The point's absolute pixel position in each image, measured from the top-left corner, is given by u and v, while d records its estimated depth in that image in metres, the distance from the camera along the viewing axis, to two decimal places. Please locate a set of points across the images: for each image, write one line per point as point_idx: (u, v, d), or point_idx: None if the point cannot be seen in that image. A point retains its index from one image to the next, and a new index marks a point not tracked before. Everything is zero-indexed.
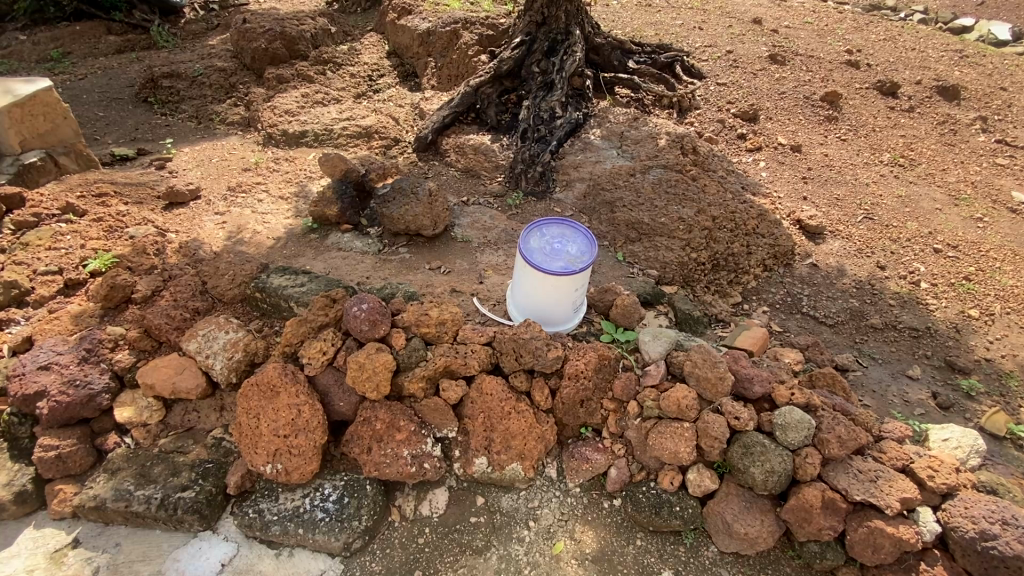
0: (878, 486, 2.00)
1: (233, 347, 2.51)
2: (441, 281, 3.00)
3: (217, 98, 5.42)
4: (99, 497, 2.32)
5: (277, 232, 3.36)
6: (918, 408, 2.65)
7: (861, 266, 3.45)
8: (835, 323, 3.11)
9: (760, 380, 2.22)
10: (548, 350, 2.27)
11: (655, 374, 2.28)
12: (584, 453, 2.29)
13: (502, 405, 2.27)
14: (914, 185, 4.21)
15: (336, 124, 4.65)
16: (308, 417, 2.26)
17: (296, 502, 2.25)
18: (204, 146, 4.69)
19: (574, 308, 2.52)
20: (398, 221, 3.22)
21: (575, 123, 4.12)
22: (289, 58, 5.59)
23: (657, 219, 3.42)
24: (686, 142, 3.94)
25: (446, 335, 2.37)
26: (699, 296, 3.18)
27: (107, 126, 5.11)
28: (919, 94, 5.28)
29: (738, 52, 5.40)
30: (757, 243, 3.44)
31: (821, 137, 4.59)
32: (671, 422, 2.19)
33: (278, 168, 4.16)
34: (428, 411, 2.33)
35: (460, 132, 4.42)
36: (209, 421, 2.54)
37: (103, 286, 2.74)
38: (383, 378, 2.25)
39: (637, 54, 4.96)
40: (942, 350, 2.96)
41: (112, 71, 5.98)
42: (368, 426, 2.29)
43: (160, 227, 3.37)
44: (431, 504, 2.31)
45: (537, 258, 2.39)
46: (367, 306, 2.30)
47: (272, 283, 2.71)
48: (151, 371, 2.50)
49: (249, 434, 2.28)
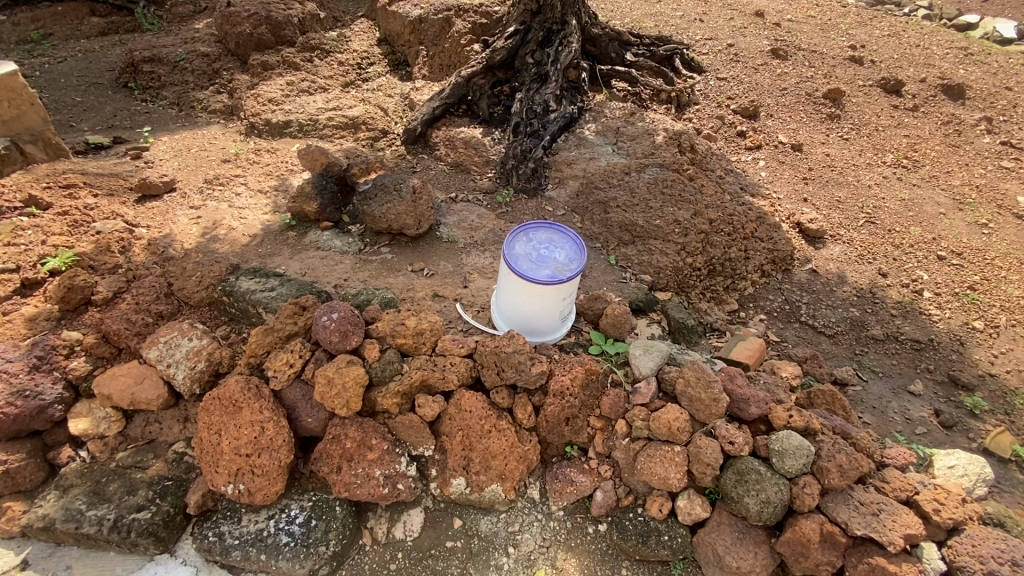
0: (880, 520, 1.80)
1: (195, 356, 2.35)
2: (423, 284, 2.87)
3: (199, 85, 5.20)
4: (47, 518, 2.15)
5: (255, 229, 3.22)
6: (920, 426, 2.53)
7: (862, 273, 3.34)
8: (834, 333, 3.01)
9: (757, 400, 2.03)
10: (531, 365, 2.13)
11: (646, 393, 2.12)
12: (568, 475, 2.14)
13: (481, 422, 2.12)
14: (918, 188, 4.10)
15: (322, 114, 4.47)
16: (272, 435, 2.05)
17: (259, 525, 2.08)
18: (184, 134, 4.50)
19: (562, 316, 2.38)
20: (380, 220, 3.09)
21: (569, 118, 3.99)
22: (275, 44, 5.35)
23: (652, 222, 3.28)
24: (684, 139, 3.78)
25: (424, 347, 2.21)
26: (694, 303, 3.07)
27: (84, 113, 4.92)
28: (924, 92, 5.14)
29: (739, 46, 5.21)
30: (755, 247, 3.32)
31: (823, 135, 4.48)
32: (661, 445, 2.01)
33: (259, 160, 3.99)
34: (403, 429, 2.17)
35: (451, 124, 4.23)
36: (171, 433, 2.39)
37: (60, 287, 2.58)
38: (353, 394, 2.08)
39: (635, 45, 4.79)
40: (945, 363, 2.84)
41: (94, 54, 5.75)
42: (336, 444, 2.11)
43: (130, 221, 3.21)
44: (405, 527, 2.15)
45: (523, 266, 2.25)
46: (338, 316, 2.13)
47: (242, 286, 2.55)
48: (109, 380, 2.36)
49: (211, 452, 2.09)
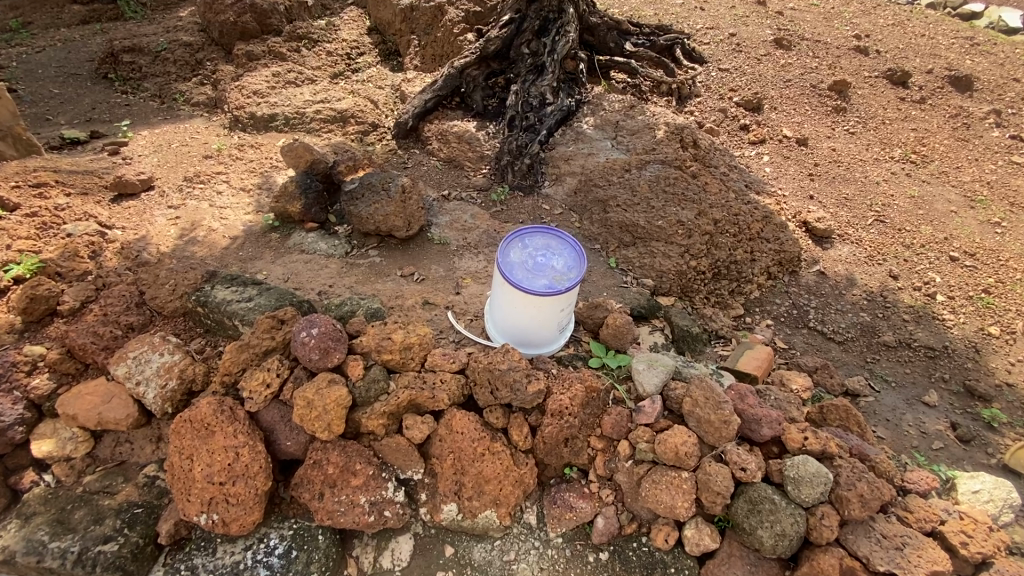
0: (904, 555, 1.67)
1: (167, 374, 2.19)
2: (413, 290, 2.71)
3: (182, 77, 4.97)
4: (8, 549, 2.02)
5: (236, 230, 3.05)
6: (937, 441, 2.41)
7: (872, 275, 3.20)
8: (844, 340, 2.88)
9: (770, 421, 1.89)
10: (527, 383, 1.98)
11: (650, 413, 1.97)
12: (567, 500, 2.00)
13: (474, 446, 1.97)
14: (927, 184, 3.95)
15: (309, 107, 4.27)
16: (247, 462, 1.90)
17: (235, 557, 1.93)
18: (166, 128, 4.29)
19: (560, 327, 2.23)
20: (367, 222, 2.92)
21: (566, 111, 3.80)
22: (260, 33, 5.12)
23: (653, 222, 3.12)
24: (686, 134, 3.60)
25: (412, 363, 2.06)
26: (698, 308, 2.93)
27: (62, 105, 4.69)
28: (931, 84, 4.98)
29: (741, 35, 5.02)
30: (761, 248, 3.17)
31: (828, 129, 4.32)
32: (667, 470, 1.88)
33: (242, 155, 3.79)
34: (390, 452, 2.02)
35: (443, 117, 4.04)
36: (143, 454, 2.24)
37: (22, 298, 2.40)
38: (334, 417, 1.93)
39: (635, 35, 4.60)
40: (961, 372, 2.71)
41: (73, 43, 5.50)
42: (318, 470, 1.96)
43: (104, 223, 3.04)
44: (393, 555, 2.01)
45: (518, 275, 2.10)
46: (318, 331, 1.97)
47: (217, 296, 2.39)
48: (74, 400, 2.21)
49: (182, 479, 1.93)
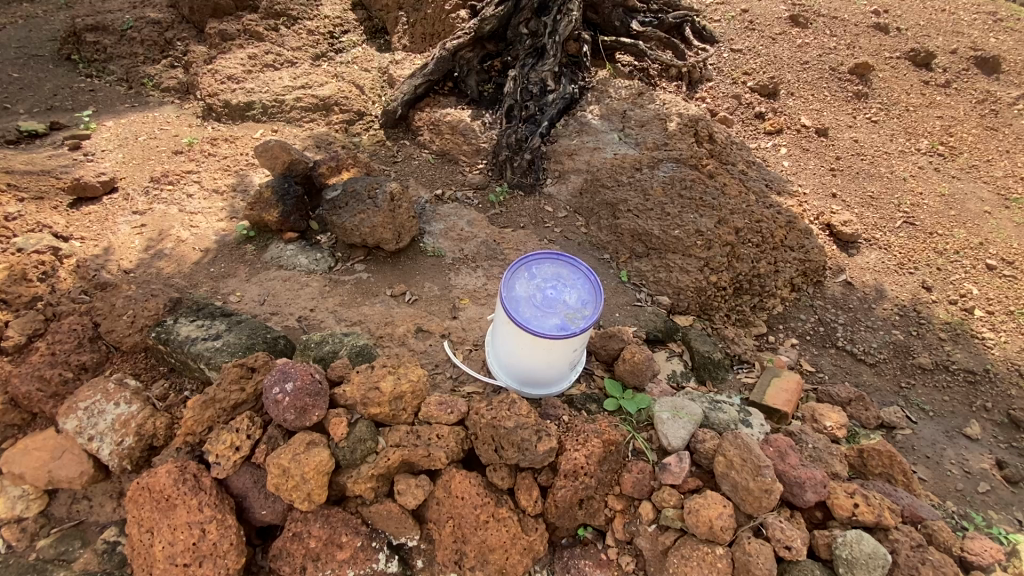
0: None
1: (123, 428, 1.93)
2: (404, 314, 2.42)
3: (150, 58, 4.52)
4: None
5: (206, 242, 2.73)
6: (982, 482, 2.21)
7: (904, 286, 2.94)
8: (876, 361, 2.64)
9: (813, 485, 1.67)
10: (537, 441, 1.73)
11: (677, 473, 1.74)
12: (582, 569, 1.79)
13: (475, 513, 1.73)
14: (956, 180, 3.67)
15: (288, 93, 3.87)
16: (214, 539, 1.65)
17: None
18: (133, 118, 3.90)
19: (572, 365, 1.96)
20: (352, 233, 2.62)
21: (568, 99, 3.44)
22: (234, 9, 4.64)
23: (668, 231, 2.83)
24: (700, 127, 3.28)
25: (405, 414, 1.81)
26: (719, 329, 2.67)
27: (20, 91, 4.26)
28: (955, 66, 4.63)
29: (755, 11, 4.62)
30: (785, 258, 2.88)
31: (850, 117, 3.99)
32: (697, 543, 1.66)
33: (215, 151, 3.42)
34: (381, 519, 1.78)
35: (435, 104, 3.68)
36: (102, 513, 1.99)
37: None
38: (316, 486, 1.68)
39: (642, 12, 4.20)
40: (1004, 400, 2.50)
41: (36, 20, 5.01)
42: (300, 542, 1.72)
43: (60, 233, 2.68)
44: None
45: (524, 313, 1.82)
46: (295, 386, 1.71)
47: (179, 333, 2.11)
48: (20, 457, 1.95)
49: (144, 555, 1.70)
